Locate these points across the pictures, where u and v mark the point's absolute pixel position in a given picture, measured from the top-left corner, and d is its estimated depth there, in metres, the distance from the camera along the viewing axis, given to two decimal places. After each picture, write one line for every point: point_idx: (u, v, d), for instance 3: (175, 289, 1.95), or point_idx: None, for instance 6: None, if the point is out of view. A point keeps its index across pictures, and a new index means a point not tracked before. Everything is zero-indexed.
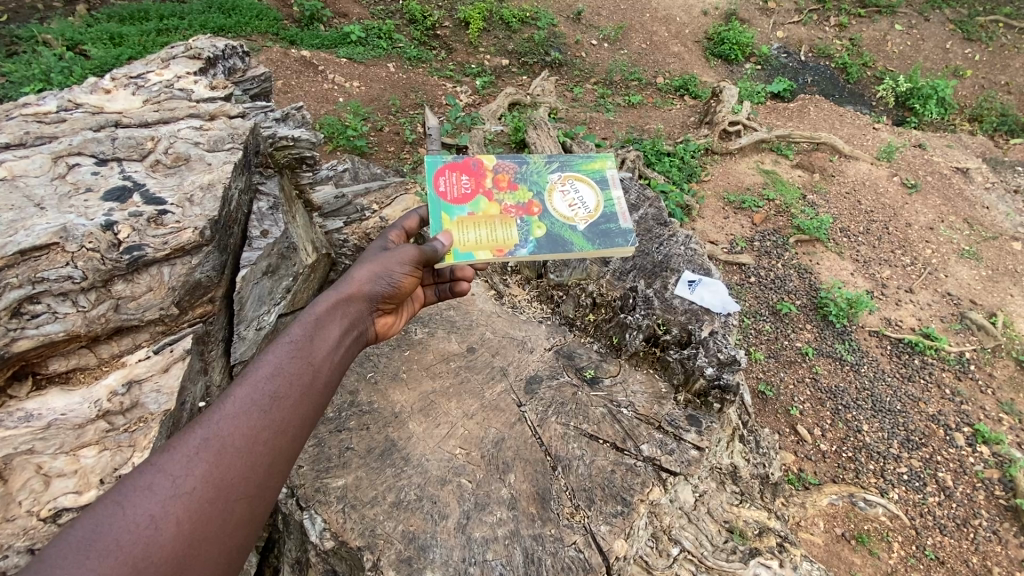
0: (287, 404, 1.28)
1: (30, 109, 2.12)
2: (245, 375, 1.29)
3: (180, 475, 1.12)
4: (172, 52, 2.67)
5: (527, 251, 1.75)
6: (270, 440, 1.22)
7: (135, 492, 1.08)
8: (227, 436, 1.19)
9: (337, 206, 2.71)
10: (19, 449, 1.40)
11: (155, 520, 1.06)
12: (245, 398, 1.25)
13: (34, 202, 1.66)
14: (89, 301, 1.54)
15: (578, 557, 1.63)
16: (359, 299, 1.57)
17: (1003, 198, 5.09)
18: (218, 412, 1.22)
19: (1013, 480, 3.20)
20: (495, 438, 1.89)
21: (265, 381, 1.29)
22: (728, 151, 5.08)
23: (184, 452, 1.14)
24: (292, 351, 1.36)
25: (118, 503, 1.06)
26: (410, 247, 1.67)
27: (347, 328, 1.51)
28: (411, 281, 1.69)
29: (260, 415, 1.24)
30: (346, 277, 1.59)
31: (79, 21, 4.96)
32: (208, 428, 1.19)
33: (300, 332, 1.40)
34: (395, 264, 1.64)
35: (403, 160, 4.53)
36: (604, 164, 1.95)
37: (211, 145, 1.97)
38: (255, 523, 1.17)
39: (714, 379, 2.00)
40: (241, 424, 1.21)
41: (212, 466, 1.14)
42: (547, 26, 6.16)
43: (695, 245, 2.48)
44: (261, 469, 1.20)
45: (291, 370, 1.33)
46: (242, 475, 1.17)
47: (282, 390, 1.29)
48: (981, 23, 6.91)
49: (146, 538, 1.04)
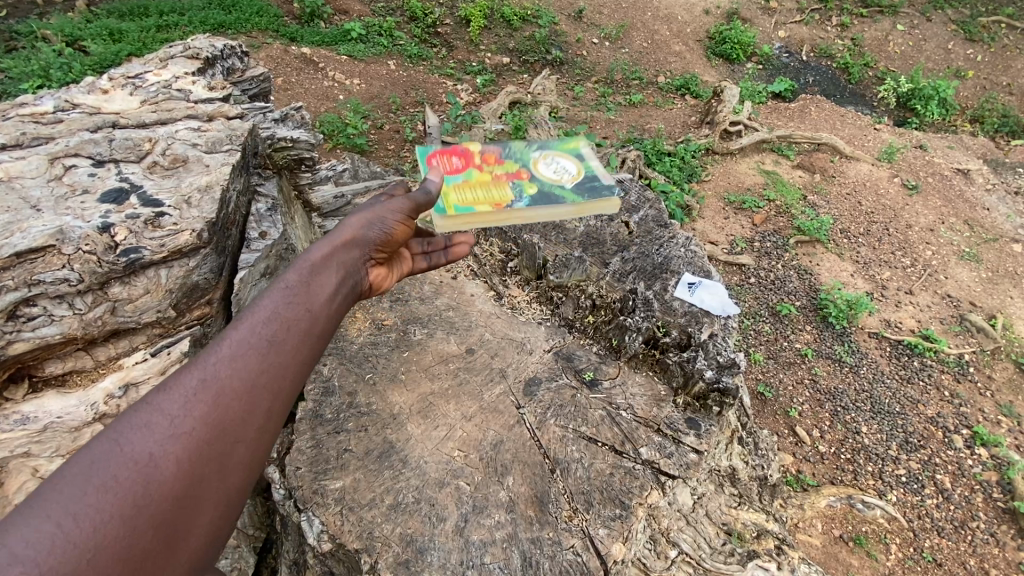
0: (287, 346, 1.12)
1: (26, 109, 2.11)
2: (241, 317, 1.14)
3: (178, 415, 0.97)
4: (170, 51, 2.66)
5: (523, 206, 1.71)
6: (270, 380, 1.06)
7: (132, 432, 0.93)
8: (226, 376, 1.04)
9: (336, 206, 2.74)
10: (16, 452, 1.41)
11: (155, 460, 0.92)
12: (243, 339, 1.09)
13: (30, 204, 1.65)
14: (86, 304, 1.53)
15: (576, 561, 1.62)
16: (358, 246, 1.44)
17: (1004, 200, 5.07)
18: (214, 352, 1.06)
19: (1011, 483, 3.18)
20: (494, 440, 1.88)
21: (264, 321, 1.13)
22: (728, 151, 5.07)
23: (178, 392, 0.99)
24: (289, 293, 1.20)
25: (113, 441, 0.92)
26: (401, 197, 1.56)
27: (346, 274, 1.36)
28: (404, 231, 1.57)
29: (260, 356, 1.08)
30: (339, 225, 1.46)
31: (78, 17, 4.95)
32: (204, 370, 1.03)
33: (297, 279, 1.25)
34: (388, 212, 1.53)
35: (403, 158, 4.50)
36: (579, 144, 2.02)
37: (210, 146, 1.96)
38: (258, 468, 1.02)
39: (713, 382, 1.99)
40: (240, 365, 1.05)
41: (210, 407, 0.99)
42: (548, 23, 6.16)
43: (695, 246, 2.45)
44: (263, 412, 1.04)
45: (290, 312, 1.17)
46: (242, 417, 1.01)
47: (280, 333, 1.13)
48: (983, 24, 6.87)
49: (144, 475, 0.90)
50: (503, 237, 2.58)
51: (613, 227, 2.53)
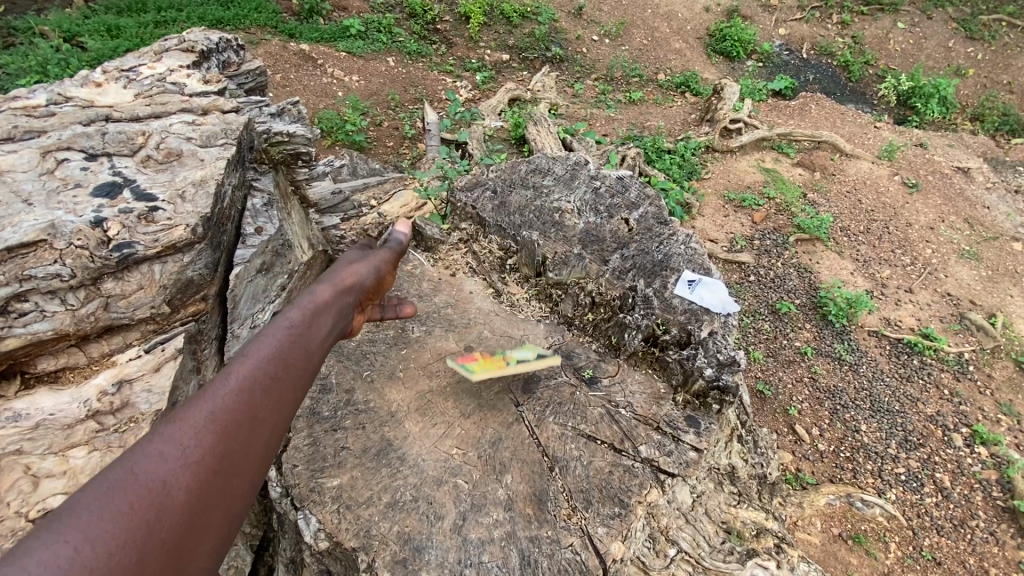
0: (294, 378, 1.07)
1: (19, 102, 2.08)
2: (246, 352, 1.08)
3: (189, 442, 0.88)
4: (165, 44, 2.63)
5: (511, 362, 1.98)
6: (280, 412, 1.00)
7: (141, 461, 0.84)
8: (238, 404, 0.96)
9: (334, 202, 2.74)
10: (8, 449, 1.38)
11: (169, 486, 0.82)
12: (253, 369, 1.04)
13: (21, 197, 1.63)
14: (79, 299, 1.51)
15: (575, 560, 1.61)
16: (351, 293, 1.44)
17: (1004, 199, 5.05)
18: (222, 382, 0.99)
19: (1011, 482, 3.17)
20: (493, 438, 1.87)
21: (270, 355, 1.08)
22: (728, 149, 5.06)
23: (190, 419, 0.91)
24: (293, 330, 1.17)
25: (119, 472, 0.82)
26: (385, 251, 1.71)
27: (339, 319, 1.34)
28: (387, 282, 1.65)
29: (269, 387, 1.02)
30: (331, 274, 1.48)
31: (76, 13, 4.91)
32: (212, 399, 0.96)
33: (299, 317, 1.21)
34: (376, 265, 1.62)
35: (402, 155, 4.47)
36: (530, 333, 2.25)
37: (204, 140, 1.95)
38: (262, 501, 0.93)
39: (713, 380, 1.96)
40: (250, 395, 0.99)
41: (223, 435, 0.91)
42: (548, 21, 6.17)
43: (696, 244, 2.40)
44: (273, 442, 0.97)
45: (295, 347, 1.13)
46: (252, 443, 0.94)
47: (287, 367, 1.08)
48: (984, 22, 6.84)
49: (158, 503, 0.80)
50: (502, 234, 2.49)
51: (613, 224, 2.48)
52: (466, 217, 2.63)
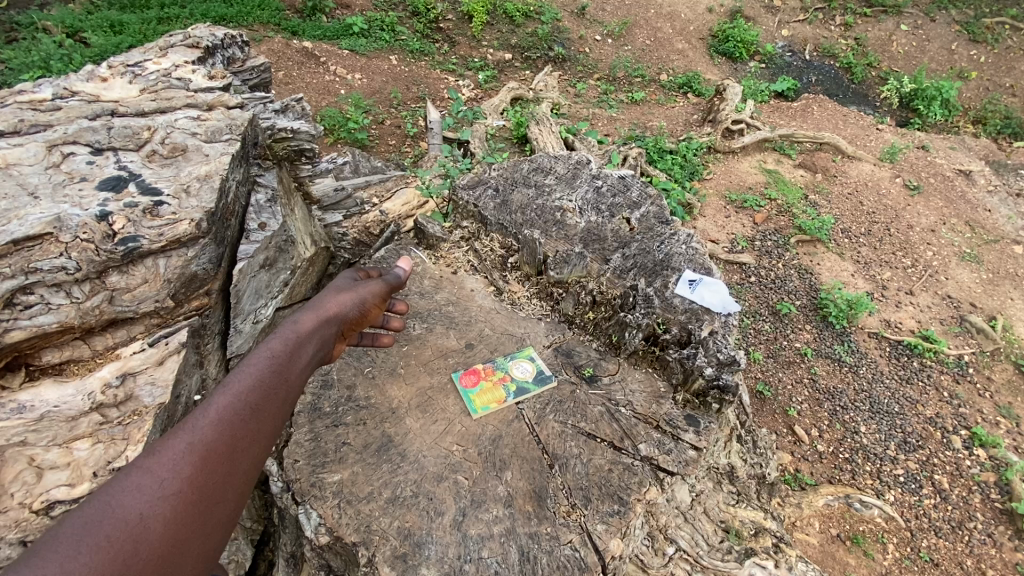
0: (270, 411, 1.13)
1: (24, 96, 2.09)
2: (227, 382, 1.13)
3: (167, 475, 0.95)
4: (169, 39, 2.65)
5: (513, 397, 1.98)
6: (253, 445, 1.07)
7: (120, 494, 0.91)
8: (214, 437, 1.03)
9: (336, 199, 2.84)
10: (12, 441, 1.37)
11: (144, 520, 0.89)
12: (232, 402, 1.09)
13: (27, 190, 1.64)
14: (84, 292, 1.53)
15: (574, 556, 1.62)
16: (338, 320, 1.46)
17: (1005, 201, 5.05)
18: (201, 414, 1.05)
19: (1009, 484, 3.16)
20: (492, 436, 1.88)
21: (250, 386, 1.13)
22: (730, 150, 5.06)
23: (170, 452, 0.98)
24: (274, 360, 1.21)
25: (100, 503, 0.89)
26: (378, 282, 1.69)
27: (322, 346, 1.37)
28: (377, 312, 1.64)
29: (246, 420, 1.08)
30: (318, 298, 1.49)
31: (78, 8, 4.92)
32: (192, 432, 1.02)
33: (280, 347, 1.25)
34: (367, 294, 1.61)
35: (403, 153, 4.46)
36: (528, 346, 2.17)
37: (209, 135, 1.96)
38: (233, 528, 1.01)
39: (712, 379, 1.96)
40: (226, 429, 1.05)
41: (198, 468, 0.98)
42: (551, 20, 6.21)
43: (696, 244, 2.38)
44: (244, 476, 1.03)
45: (276, 379, 1.18)
46: (227, 477, 1.00)
47: (264, 399, 1.13)
48: (987, 25, 6.84)
49: (133, 536, 0.87)
50: (503, 232, 2.51)
51: (614, 224, 2.48)
52: (466, 216, 2.64)
